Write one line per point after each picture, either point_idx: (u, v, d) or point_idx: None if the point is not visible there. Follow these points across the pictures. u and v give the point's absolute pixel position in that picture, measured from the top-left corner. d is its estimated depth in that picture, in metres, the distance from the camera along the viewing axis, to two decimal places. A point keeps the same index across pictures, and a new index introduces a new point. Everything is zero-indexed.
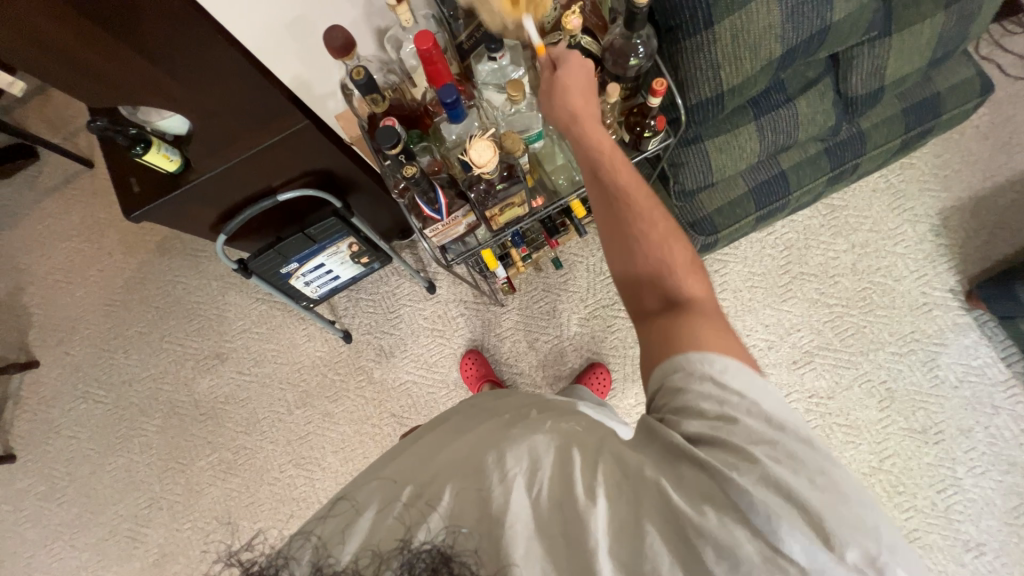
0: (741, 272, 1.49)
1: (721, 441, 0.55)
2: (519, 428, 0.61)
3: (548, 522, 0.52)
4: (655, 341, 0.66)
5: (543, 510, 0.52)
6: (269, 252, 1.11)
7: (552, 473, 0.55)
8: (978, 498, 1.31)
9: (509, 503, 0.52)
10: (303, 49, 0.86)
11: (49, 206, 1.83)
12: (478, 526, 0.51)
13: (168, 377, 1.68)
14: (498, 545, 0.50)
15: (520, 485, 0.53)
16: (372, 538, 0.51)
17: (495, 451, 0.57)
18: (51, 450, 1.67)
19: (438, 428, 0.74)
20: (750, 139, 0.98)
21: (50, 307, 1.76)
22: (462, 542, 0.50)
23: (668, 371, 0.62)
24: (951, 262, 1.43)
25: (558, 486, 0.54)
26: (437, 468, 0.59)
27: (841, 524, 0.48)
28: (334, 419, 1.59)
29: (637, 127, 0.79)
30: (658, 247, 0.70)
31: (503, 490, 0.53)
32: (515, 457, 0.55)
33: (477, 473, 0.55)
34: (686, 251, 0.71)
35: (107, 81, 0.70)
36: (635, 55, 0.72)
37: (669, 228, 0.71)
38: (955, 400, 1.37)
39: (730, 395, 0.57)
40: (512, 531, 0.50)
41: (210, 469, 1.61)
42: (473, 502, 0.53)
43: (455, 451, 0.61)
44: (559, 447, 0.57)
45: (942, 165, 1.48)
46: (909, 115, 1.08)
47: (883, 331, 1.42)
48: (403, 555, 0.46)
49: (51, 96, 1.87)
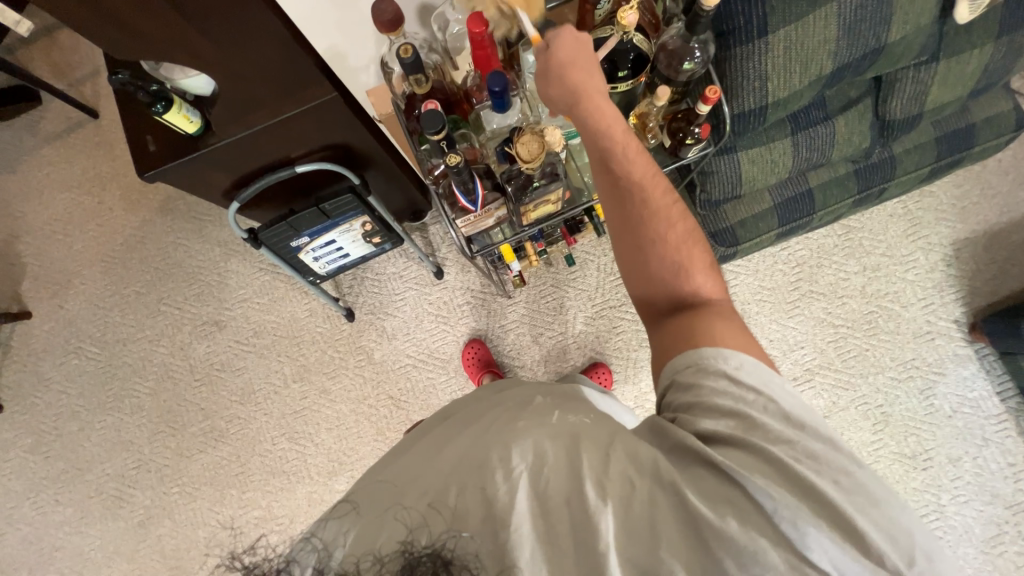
0: (751, 284, 1.49)
1: (742, 442, 0.55)
2: (524, 423, 0.59)
3: (553, 515, 0.50)
4: (671, 339, 0.66)
5: (553, 511, 0.51)
6: (281, 224, 1.09)
7: (560, 471, 0.53)
8: (959, 526, 1.34)
9: (514, 503, 0.50)
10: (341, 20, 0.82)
11: (50, 154, 1.77)
12: (481, 529, 0.49)
13: (164, 340, 1.66)
14: (503, 548, 0.48)
15: (526, 481, 0.52)
16: (370, 541, 0.49)
17: (500, 447, 0.55)
18: (39, 403, 1.64)
19: (442, 425, 0.73)
20: (785, 153, 0.97)
21: (45, 258, 1.72)
22: (462, 545, 0.47)
23: (680, 368, 0.63)
24: (958, 292, 1.44)
25: (568, 486, 0.52)
26: (441, 465, 0.58)
27: (866, 523, 0.49)
28: (330, 396, 1.58)
29: (679, 133, 0.76)
30: (677, 250, 0.67)
31: (508, 490, 0.51)
32: (520, 453, 0.54)
33: (481, 471, 0.53)
34: (704, 253, 0.69)
35: (137, 36, 0.67)
36: (690, 59, 0.69)
37: (687, 231, 0.68)
38: (948, 429, 1.39)
39: (742, 394, 0.58)
40: (518, 533, 0.49)
41: (202, 436, 1.60)
42: (477, 501, 0.51)
43: (459, 448, 0.59)
44: (565, 443, 0.56)
45: (961, 196, 1.48)
46: (942, 144, 1.07)
47: (886, 355, 1.44)
48: (403, 557, 0.45)
49: (57, 38, 1.80)
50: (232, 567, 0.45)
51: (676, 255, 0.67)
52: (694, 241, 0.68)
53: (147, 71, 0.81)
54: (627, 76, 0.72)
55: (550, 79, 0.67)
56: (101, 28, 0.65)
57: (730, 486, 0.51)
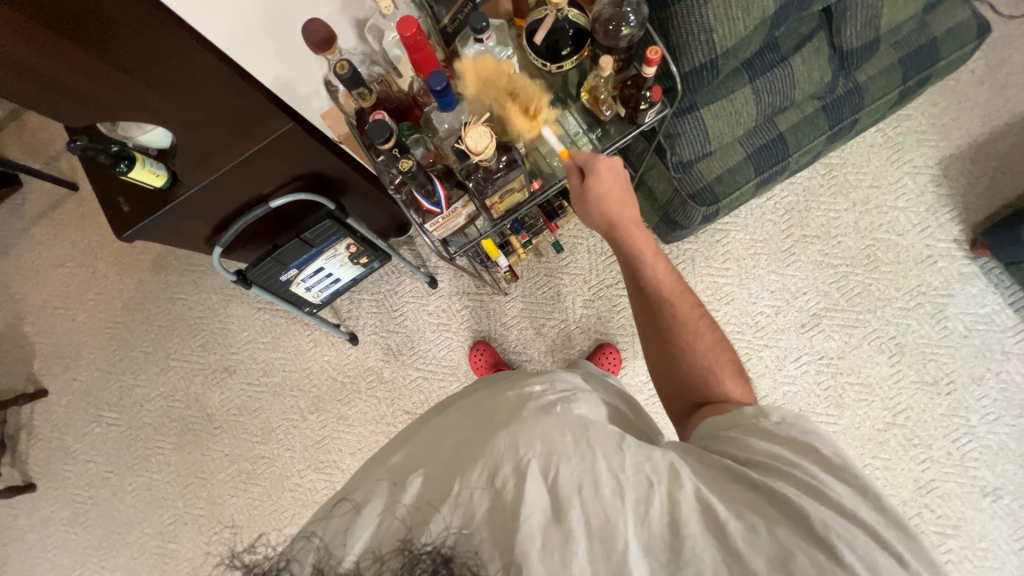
0: (743, 239, 1.48)
1: (775, 476, 0.53)
2: (530, 411, 0.61)
3: (563, 504, 0.50)
4: (699, 414, 0.68)
5: (565, 496, 0.50)
6: (266, 261, 1.10)
7: (568, 459, 0.53)
8: (993, 445, 1.33)
9: (525, 493, 0.50)
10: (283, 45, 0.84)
11: (38, 233, 1.80)
12: (489, 520, 0.49)
13: (179, 393, 1.68)
14: (511, 539, 0.47)
15: (535, 471, 0.52)
16: (371, 539, 0.49)
17: (505, 437, 0.56)
18: (70, 476, 1.68)
19: (442, 414, 0.75)
20: (746, 102, 0.96)
21: (52, 335, 1.75)
22: (463, 542, 0.47)
23: (723, 427, 0.63)
24: (953, 211, 1.42)
25: (580, 475, 0.52)
26: (447, 457, 0.59)
27: (909, 549, 0.47)
28: (348, 421, 1.59)
29: (631, 100, 0.74)
30: (703, 353, 0.72)
31: (516, 481, 0.51)
32: (528, 442, 0.55)
33: (489, 460, 0.54)
34: (731, 360, 0.72)
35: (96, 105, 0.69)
36: (627, 24, 0.68)
37: (716, 340, 0.73)
38: (965, 348, 1.37)
39: (779, 449, 0.56)
40: (528, 524, 0.48)
41: (231, 480, 1.62)
42: (483, 491, 0.52)
43: (462, 441, 0.60)
44: (573, 432, 0.57)
45: (939, 113, 1.46)
46: (906, 64, 1.05)
47: (890, 287, 1.42)
48: (403, 555, 0.46)
49: (26, 120, 1.83)
50: (232, 565, 0.44)
51: (702, 359, 0.72)
52: (721, 349, 0.73)
53: (105, 132, 0.82)
54: (570, 53, 0.70)
55: (587, 205, 0.78)
56: (63, 104, 0.66)
57: (758, 498, 0.52)
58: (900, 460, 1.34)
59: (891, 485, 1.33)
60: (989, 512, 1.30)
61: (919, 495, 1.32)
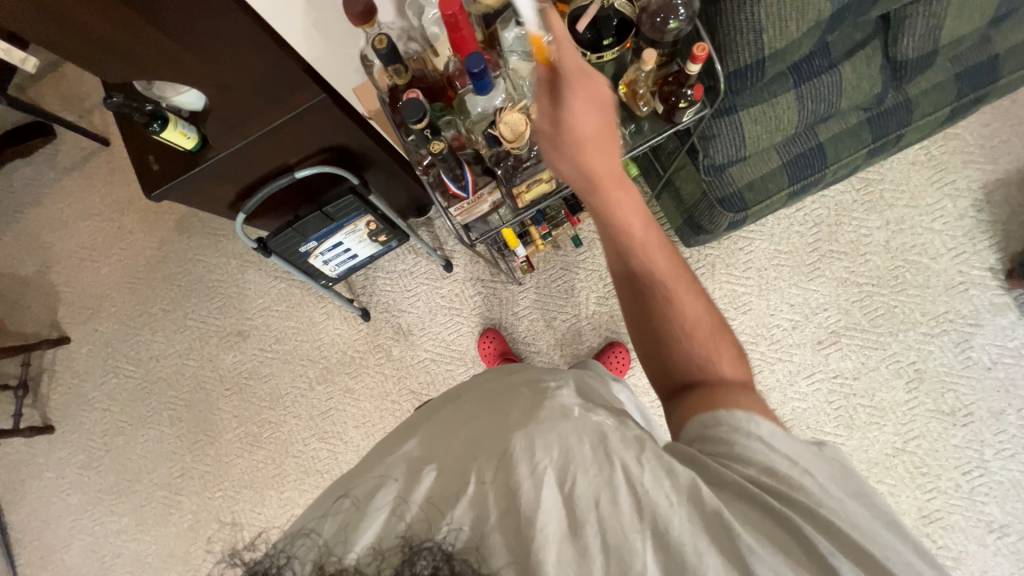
0: (767, 250, 1.44)
1: (782, 497, 0.50)
2: (546, 412, 0.59)
3: (580, 517, 0.48)
4: (691, 403, 0.62)
5: (581, 510, 0.49)
6: (287, 231, 1.11)
7: (586, 470, 0.51)
8: (1005, 481, 1.29)
9: (540, 499, 0.49)
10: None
11: (69, 184, 1.84)
12: (501, 525, 0.48)
13: (193, 353, 1.72)
14: (526, 545, 0.46)
15: (552, 478, 0.50)
16: (371, 533, 0.47)
17: (522, 437, 0.54)
18: (86, 421, 1.74)
19: (452, 404, 0.74)
20: (789, 108, 0.92)
21: (76, 285, 1.80)
22: (463, 537, 0.47)
23: (711, 424, 0.58)
24: (992, 238, 1.36)
25: (598, 487, 0.50)
26: (459, 453, 0.57)
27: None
28: (354, 395, 1.62)
29: (671, 98, 0.72)
30: (695, 329, 0.66)
31: (532, 486, 0.50)
32: (545, 447, 0.53)
33: (505, 461, 0.52)
34: (725, 334, 0.67)
35: (135, 63, 0.69)
36: (675, 17, 0.66)
37: (706, 310, 0.67)
38: (988, 381, 1.33)
39: (780, 466, 0.53)
40: (544, 532, 0.47)
41: (238, 441, 1.67)
42: (497, 493, 0.50)
43: (476, 438, 0.59)
44: (591, 440, 0.54)
45: (988, 135, 1.39)
46: (962, 80, 1.00)
47: (915, 311, 1.37)
48: (403, 550, 0.44)
49: (63, 72, 1.86)
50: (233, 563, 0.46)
51: (692, 336, 0.66)
52: (711, 321, 0.67)
53: (139, 90, 0.83)
54: (613, 43, 0.69)
55: (560, 142, 0.65)
56: (102, 58, 0.67)
57: (770, 522, 0.48)
58: (905, 487, 1.32)
59: None
60: (992, 549, 1.27)
61: (922, 524, 1.30)
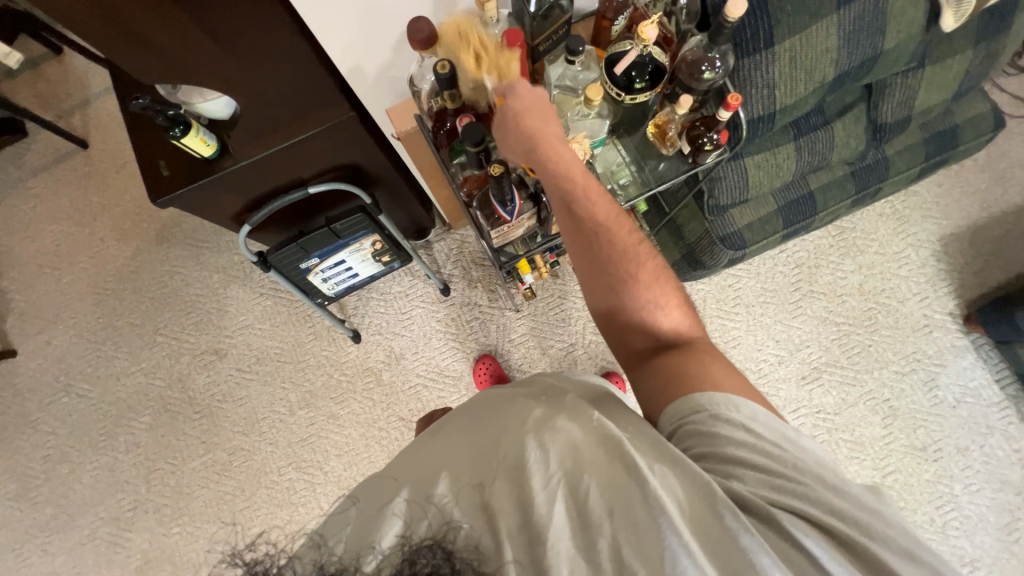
0: (754, 287, 1.52)
1: (769, 498, 0.51)
2: (562, 418, 0.57)
3: (592, 531, 0.46)
4: (663, 381, 0.64)
5: (595, 524, 0.47)
6: (291, 246, 1.07)
7: (600, 481, 0.49)
8: (973, 515, 1.36)
9: (553, 514, 0.47)
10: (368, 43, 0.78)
11: (36, 186, 1.72)
12: (513, 535, 0.46)
13: (161, 372, 1.60)
14: (539, 562, 0.44)
15: (564, 491, 0.49)
16: (371, 535, 0.46)
17: (535, 444, 0.52)
18: (25, 446, 1.56)
19: (467, 408, 0.72)
20: (788, 157, 1.01)
21: (32, 294, 1.65)
22: (464, 536, 0.45)
23: (688, 414, 0.59)
24: (950, 286, 1.50)
25: (612, 499, 0.48)
26: (474, 455, 0.55)
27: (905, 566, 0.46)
28: (338, 421, 1.54)
29: (698, 139, 0.77)
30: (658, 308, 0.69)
31: (546, 498, 0.48)
32: (558, 457, 0.51)
33: (517, 470, 0.51)
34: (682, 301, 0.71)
35: (180, 68, 0.71)
36: (710, 68, 0.71)
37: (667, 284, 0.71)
38: (954, 418, 1.42)
39: (764, 459, 0.54)
40: (556, 548, 0.45)
41: (204, 470, 1.53)
42: (509, 503, 0.48)
43: (489, 441, 0.57)
44: (607, 451, 0.52)
45: (942, 194, 1.56)
46: (929, 144, 1.12)
47: (887, 350, 1.47)
48: (402, 550, 0.43)
49: (44, 70, 1.78)
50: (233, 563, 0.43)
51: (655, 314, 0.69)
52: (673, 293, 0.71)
53: (166, 96, 0.81)
54: (644, 87, 0.73)
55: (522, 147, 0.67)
56: (148, 62, 0.68)
57: (763, 524, 0.49)
58: None
59: None
60: None
61: None
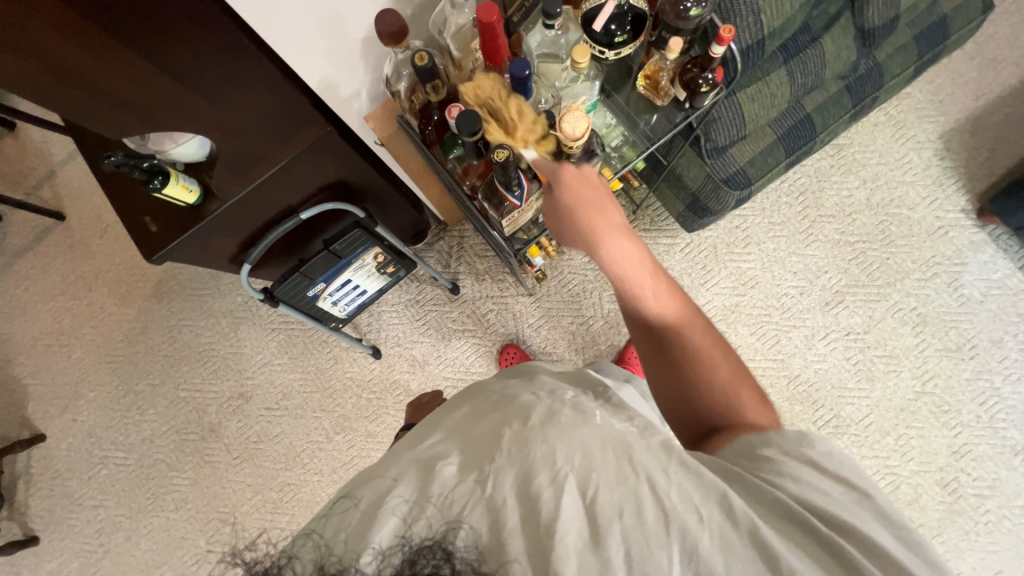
0: (762, 223, 1.49)
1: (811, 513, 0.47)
2: (568, 415, 0.54)
3: (599, 525, 0.44)
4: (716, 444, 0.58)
5: (602, 518, 0.44)
6: (295, 276, 1.05)
7: (608, 478, 0.47)
8: (1018, 404, 1.37)
9: (560, 507, 0.44)
10: (334, 53, 0.74)
11: (23, 268, 1.69)
12: (519, 532, 0.44)
13: (192, 425, 1.59)
14: (546, 557, 0.42)
15: (572, 487, 0.46)
16: (369, 531, 0.44)
17: (542, 442, 0.50)
18: (78, 524, 1.56)
19: (465, 397, 0.68)
20: (782, 84, 0.99)
21: (46, 375, 1.64)
22: (463, 537, 0.43)
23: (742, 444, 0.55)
24: (958, 182, 1.47)
25: (622, 498, 0.46)
26: (476, 448, 0.52)
27: None
28: (377, 438, 1.53)
29: (693, 83, 0.73)
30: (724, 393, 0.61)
31: (553, 494, 0.45)
32: (566, 454, 0.49)
33: (523, 465, 0.48)
34: (754, 392, 0.62)
35: (148, 115, 0.69)
36: (695, 4, 0.67)
37: (735, 371, 0.64)
38: (984, 313, 1.42)
39: (818, 479, 0.50)
40: (564, 543, 0.42)
41: (257, 512, 1.54)
42: (513, 500, 0.46)
43: (488, 431, 0.54)
44: (616, 450, 0.50)
45: (935, 90, 1.52)
46: (920, 41, 1.08)
47: (906, 260, 1.45)
48: (403, 550, 0.41)
49: (4, 149, 1.73)
50: (231, 563, 0.41)
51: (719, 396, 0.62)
52: (744, 381, 0.63)
53: (136, 148, 0.79)
54: (628, 38, 0.69)
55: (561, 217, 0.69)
56: (116, 116, 0.66)
57: (801, 536, 0.45)
58: (933, 427, 1.37)
59: (926, 453, 1.36)
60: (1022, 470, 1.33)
61: (955, 459, 1.35)
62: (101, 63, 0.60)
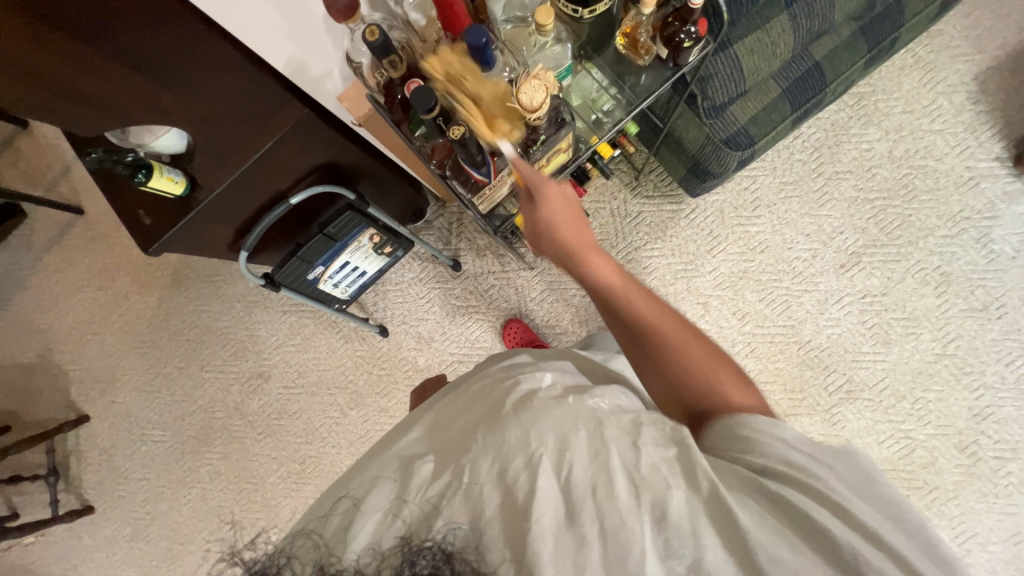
0: (773, 184, 1.42)
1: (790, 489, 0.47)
2: (539, 399, 0.56)
3: (576, 503, 0.46)
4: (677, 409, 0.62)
5: (576, 498, 0.46)
6: (292, 260, 1.06)
7: (582, 454, 0.48)
8: None
9: (536, 490, 0.46)
10: (296, 22, 0.73)
11: (51, 261, 1.78)
12: (500, 516, 0.46)
13: (218, 404, 1.69)
14: (522, 536, 0.44)
15: (547, 467, 0.48)
16: (368, 531, 0.46)
17: (514, 427, 0.52)
18: (126, 494, 1.71)
19: (449, 393, 0.70)
20: (784, 31, 0.93)
21: (83, 361, 1.75)
22: (463, 538, 0.45)
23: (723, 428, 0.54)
24: (993, 128, 1.35)
25: (596, 475, 0.47)
26: (450, 442, 0.56)
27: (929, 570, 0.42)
28: (390, 413, 1.59)
29: (675, 38, 0.69)
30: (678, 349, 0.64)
31: (527, 477, 0.47)
32: (539, 436, 0.50)
33: (499, 452, 0.50)
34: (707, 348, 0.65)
35: (112, 108, 0.76)
36: None
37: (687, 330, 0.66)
38: (1015, 270, 1.33)
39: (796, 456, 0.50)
40: (540, 524, 0.44)
41: (283, 482, 1.64)
42: (493, 488, 0.48)
43: (461, 432, 0.57)
44: (587, 426, 0.51)
45: (972, 25, 1.37)
46: None
47: (931, 216, 1.36)
48: (402, 551, 0.43)
49: (20, 147, 1.79)
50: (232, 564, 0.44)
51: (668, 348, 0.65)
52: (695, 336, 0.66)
53: (119, 142, 0.82)
54: None
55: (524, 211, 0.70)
56: (82, 112, 0.75)
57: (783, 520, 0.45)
58: (953, 390, 1.32)
59: (944, 417, 1.31)
60: None
61: (975, 422, 1.30)
62: (54, 58, 0.68)
